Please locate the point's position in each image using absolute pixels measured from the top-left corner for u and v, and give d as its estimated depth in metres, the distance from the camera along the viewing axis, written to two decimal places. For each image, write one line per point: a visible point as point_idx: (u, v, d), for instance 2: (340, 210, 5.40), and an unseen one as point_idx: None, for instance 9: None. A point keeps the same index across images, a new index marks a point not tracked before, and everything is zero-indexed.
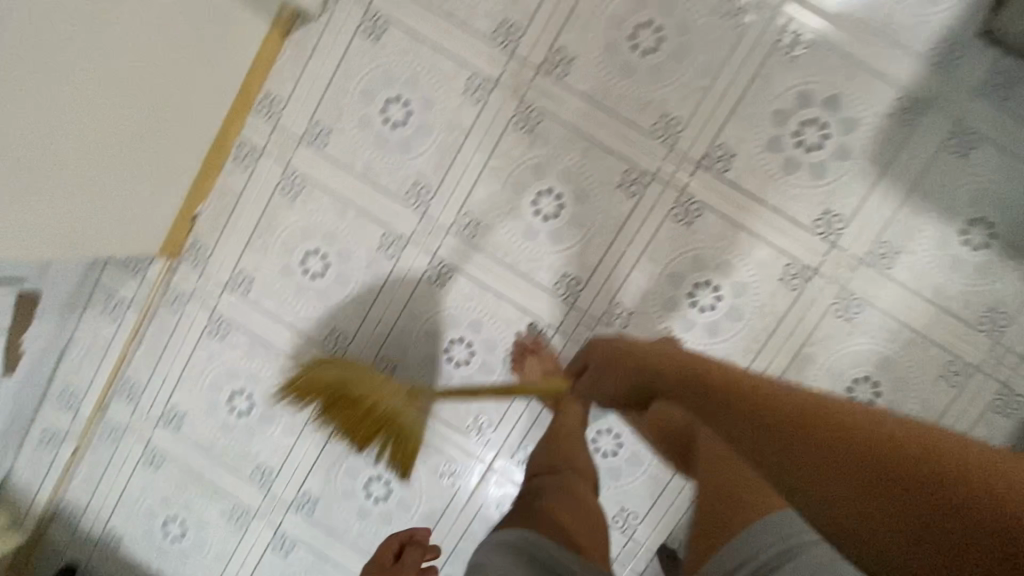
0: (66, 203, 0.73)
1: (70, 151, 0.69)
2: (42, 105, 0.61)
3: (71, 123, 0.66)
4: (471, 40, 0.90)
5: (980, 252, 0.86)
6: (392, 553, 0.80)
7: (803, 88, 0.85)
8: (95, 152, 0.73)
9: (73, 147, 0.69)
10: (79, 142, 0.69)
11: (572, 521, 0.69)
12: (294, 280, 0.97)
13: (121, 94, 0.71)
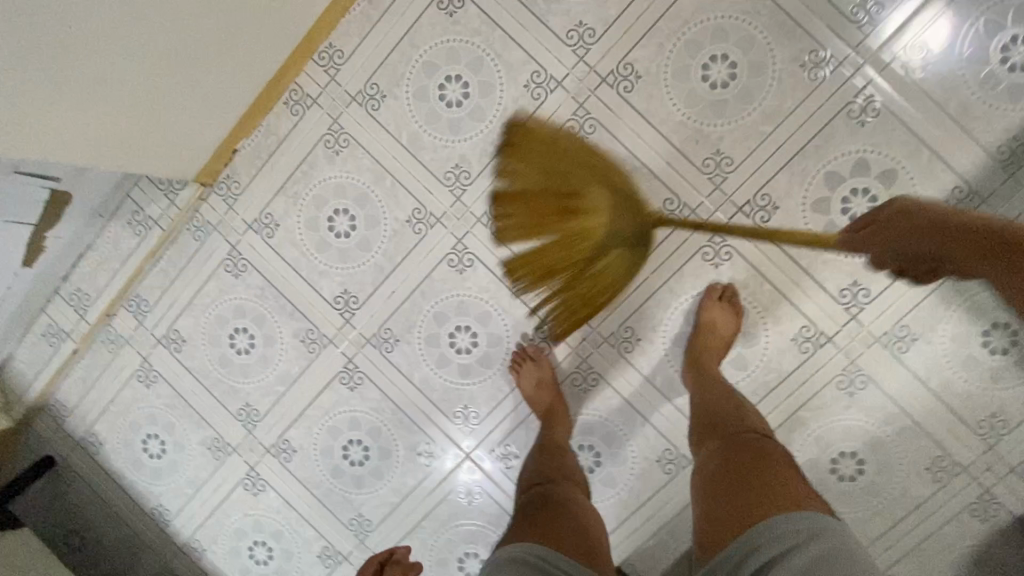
0: (112, 114, 0.74)
1: (125, 62, 0.69)
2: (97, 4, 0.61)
3: (128, 32, 0.66)
4: (544, 35, 0.89)
5: (997, 356, 0.86)
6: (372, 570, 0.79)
7: (861, 156, 0.84)
8: (155, 68, 0.73)
9: (128, 59, 0.69)
10: (140, 53, 0.70)
11: (578, 535, 0.75)
12: (318, 234, 0.97)
13: (184, 14, 0.71)
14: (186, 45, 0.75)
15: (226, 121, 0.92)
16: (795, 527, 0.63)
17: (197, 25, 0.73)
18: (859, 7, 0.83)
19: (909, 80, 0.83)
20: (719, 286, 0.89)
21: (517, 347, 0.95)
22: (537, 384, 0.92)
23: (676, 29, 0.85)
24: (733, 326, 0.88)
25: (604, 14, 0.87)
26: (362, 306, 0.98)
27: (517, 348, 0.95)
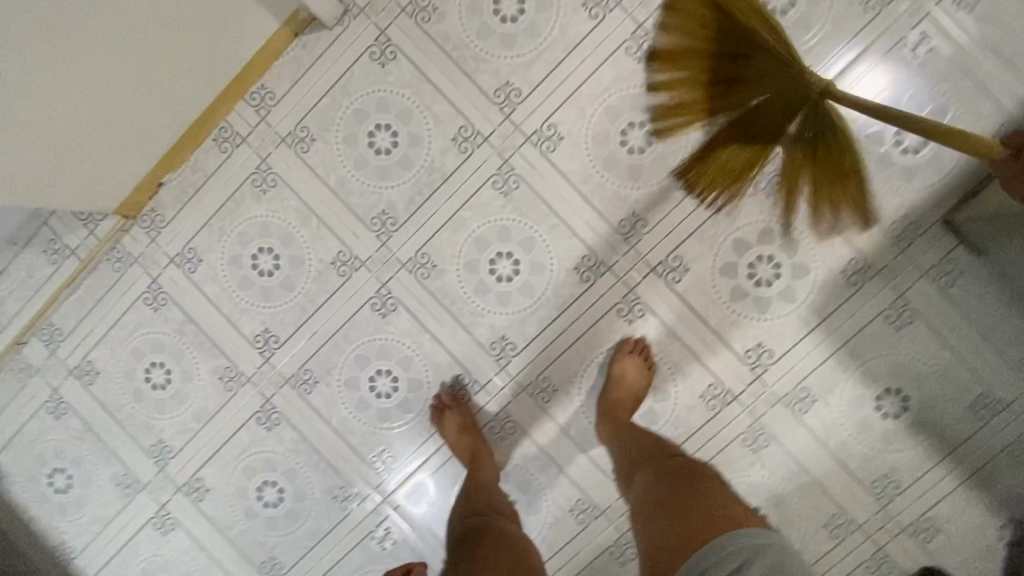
0: (27, 160, 0.73)
1: (38, 111, 0.69)
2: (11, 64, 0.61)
3: (40, 83, 0.67)
4: (472, 92, 0.91)
5: (890, 420, 0.90)
6: None
7: (766, 225, 0.89)
8: (69, 111, 0.73)
9: (42, 107, 0.69)
10: (53, 101, 0.70)
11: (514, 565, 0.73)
12: (242, 272, 0.97)
13: (101, 63, 0.71)
14: (105, 92, 0.75)
15: (149, 156, 0.92)
16: (742, 543, 0.65)
17: (115, 72, 0.74)
18: None
19: None
20: (631, 340, 0.92)
21: (435, 398, 0.95)
22: (460, 428, 0.92)
23: (597, 96, 0.90)
24: (642, 378, 0.90)
25: (530, 77, 0.90)
26: (283, 346, 0.97)
27: (436, 399, 0.96)
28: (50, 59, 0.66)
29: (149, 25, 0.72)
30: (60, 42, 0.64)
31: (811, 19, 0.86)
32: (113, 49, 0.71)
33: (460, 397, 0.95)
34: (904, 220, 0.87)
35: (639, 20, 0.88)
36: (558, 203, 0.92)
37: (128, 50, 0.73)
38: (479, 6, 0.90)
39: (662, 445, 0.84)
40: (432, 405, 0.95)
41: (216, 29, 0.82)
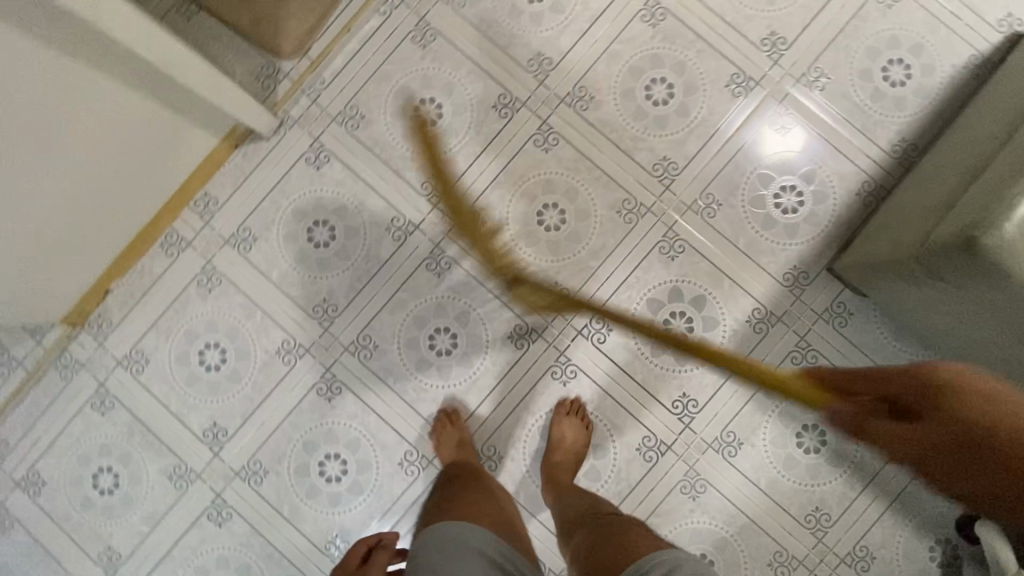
0: None
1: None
2: None
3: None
4: (401, 187, 1.01)
5: (811, 454, 0.97)
6: (359, 557, 0.79)
7: (675, 284, 0.98)
8: (12, 241, 0.79)
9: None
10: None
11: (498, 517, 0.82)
12: (190, 368, 1.00)
13: (43, 198, 0.78)
14: (47, 220, 0.81)
15: (95, 267, 0.97)
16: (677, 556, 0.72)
17: (57, 203, 0.80)
18: (659, 163, 0.99)
19: (707, 219, 0.99)
20: (568, 401, 0.98)
21: (439, 410, 0.99)
22: (458, 443, 0.95)
23: (514, 183, 1.00)
24: (580, 437, 0.95)
25: (452, 170, 1.01)
26: (232, 439, 1.00)
27: (439, 410, 0.99)
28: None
29: (94, 163, 0.80)
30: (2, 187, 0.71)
31: (689, 105, 1.00)
32: (57, 186, 0.78)
33: (459, 413, 0.99)
34: (794, 270, 0.98)
35: (542, 116, 1.00)
36: (486, 279, 1.00)
37: (70, 184, 0.79)
38: (401, 112, 1.01)
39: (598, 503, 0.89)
40: (435, 417, 0.98)
41: (161, 155, 0.89)
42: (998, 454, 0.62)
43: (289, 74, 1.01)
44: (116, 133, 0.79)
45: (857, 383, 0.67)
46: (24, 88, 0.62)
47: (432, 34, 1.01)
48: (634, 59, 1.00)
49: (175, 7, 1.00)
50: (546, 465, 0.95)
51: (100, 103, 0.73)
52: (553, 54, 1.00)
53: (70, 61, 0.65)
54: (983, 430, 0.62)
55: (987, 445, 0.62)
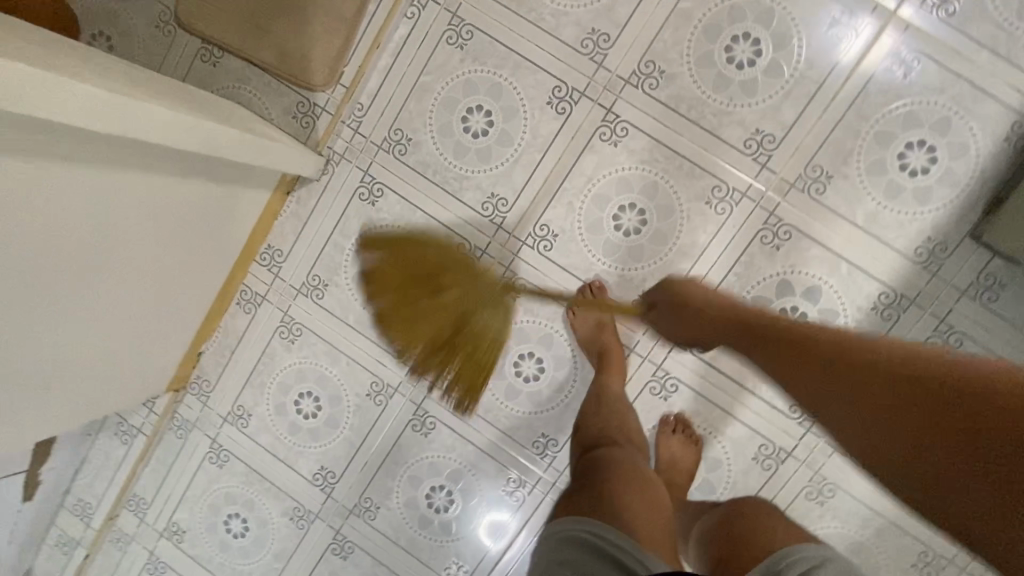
0: (88, 385, 0.82)
1: (91, 350, 0.78)
2: (57, 332, 0.69)
3: (88, 332, 0.75)
4: (462, 210, 0.94)
5: None
6: None
7: (782, 277, 0.87)
8: (118, 338, 0.81)
9: (92, 346, 0.77)
10: (101, 339, 0.78)
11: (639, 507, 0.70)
12: (289, 418, 1.03)
13: (136, 296, 0.79)
14: (143, 311, 0.83)
15: (186, 337, 0.98)
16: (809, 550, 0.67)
17: (148, 295, 0.81)
18: (750, 138, 0.85)
19: (816, 196, 0.84)
20: (671, 418, 0.92)
21: (595, 279, 0.91)
22: (596, 324, 0.89)
23: (583, 187, 0.90)
24: (693, 456, 0.89)
25: (513, 184, 0.92)
26: (341, 480, 1.03)
27: (595, 279, 0.91)
28: (94, 315, 0.73)
29: (171, 252, 0.79)
30: (96, 299, 0.72)
31: (783, 61, 0.83)
32: (144, 282, 0.78)
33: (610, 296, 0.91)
34: (928, 243, 0.83)
35: (606, 106, 0.87)
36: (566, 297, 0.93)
37: (158, 276, 0.80)
38: (449, 127, 0.92)
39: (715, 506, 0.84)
40: (588, 282, 0.91)
41: (226, 222, 0.87)
42: (919, 417, 0.41)
43: (326, 107, 0.94)
44: (184, 220, 0.77)
45: (763, 334, 0.57)
46: (76, 212, 0.59)
47: (468, 30, 0.89)
48: (708, 16, 0.84)
49: (199, 53, 0.95)
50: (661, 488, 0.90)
51: (155, 200, 0.69)
52: (609, 29, 0.86)
53: (115, 172, 0.60)
54: (861, 374, 0.46)
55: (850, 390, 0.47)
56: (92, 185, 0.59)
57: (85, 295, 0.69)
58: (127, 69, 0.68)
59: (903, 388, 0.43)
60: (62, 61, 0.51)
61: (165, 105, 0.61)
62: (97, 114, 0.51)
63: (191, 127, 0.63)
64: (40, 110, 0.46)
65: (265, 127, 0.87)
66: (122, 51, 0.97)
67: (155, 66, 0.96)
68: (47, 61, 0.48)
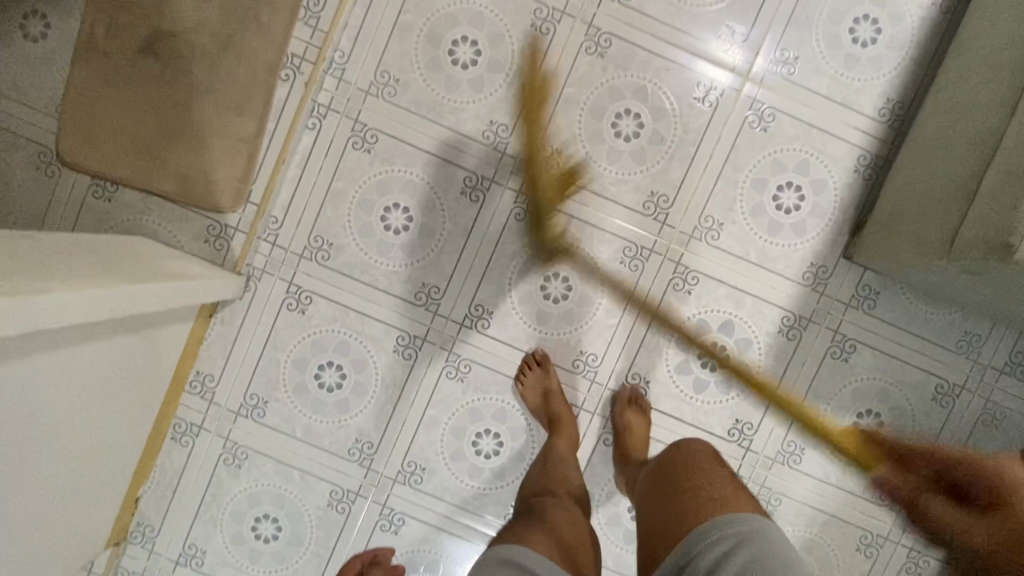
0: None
1: (25, 543, 0.71)
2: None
3: (22, 528, 0.69)
4: (395, 304, 0.95)
5: (872, 438, 0.97)
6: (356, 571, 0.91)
7: (699, 318, 0.95)
8: (51, 519, 0.75)
9: (26, 539, 0.71)
10: (35, 528, 0.72)
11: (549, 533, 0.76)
12: (248, 546, 0.98)
13: (65, 472, 0.73)
14: (73, 484, 0.77)
15: (121, 488, 0.92)
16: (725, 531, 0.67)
17: (76, 465, 0.75)
18: (648, 200, 0.94)
19: (713, 242, 0.94)
20: (625, 390, 0.96)
21: (534, 350, 0.96)
22: (543, 392, 0.93)
23: (507, 265, 0.95)
24: (646, 423, 0.93)
25: (441, 272, 0.95)
26: None
27: (534, 349, 0.96)
28: (26, 508, 0.68)
29: (94, 415, 0.74)
30: (27, 493, 0.66)
31: (663, 130, 0.93)
32: (71, 454, 0.73)
33: (552, 362, 0.96)
34: (812, 268, 0.95)
35: (515, 188, 0.93)
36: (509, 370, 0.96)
37: (83, 444, 0.75)
38: (368, 227, 0.94)
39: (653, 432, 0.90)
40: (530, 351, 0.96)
41: (148, 363, 0.83)
42: None
43: (238, 227, 0.93)
44: (103, 381, 0.73)
45: None
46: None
47: (372, 134, 0.93)
48: (591, 97, 0.92)
49: (91, 190, 0.92)
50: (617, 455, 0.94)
51: (71, 374, 0.65)
52: (505, 119, 0.92)
53: (27, 365, 0.57)
54: None
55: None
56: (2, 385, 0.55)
57: (15, 492, 0.64)
58: (13, 244, 0.64)
59: None
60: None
61: (72, 285, 0.58)
62: (4, 323, 0.48)
63: (102, 297, 0.61)
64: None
65: (177, 262, 0.85)
66: None
67: (42, 210, 0.91)
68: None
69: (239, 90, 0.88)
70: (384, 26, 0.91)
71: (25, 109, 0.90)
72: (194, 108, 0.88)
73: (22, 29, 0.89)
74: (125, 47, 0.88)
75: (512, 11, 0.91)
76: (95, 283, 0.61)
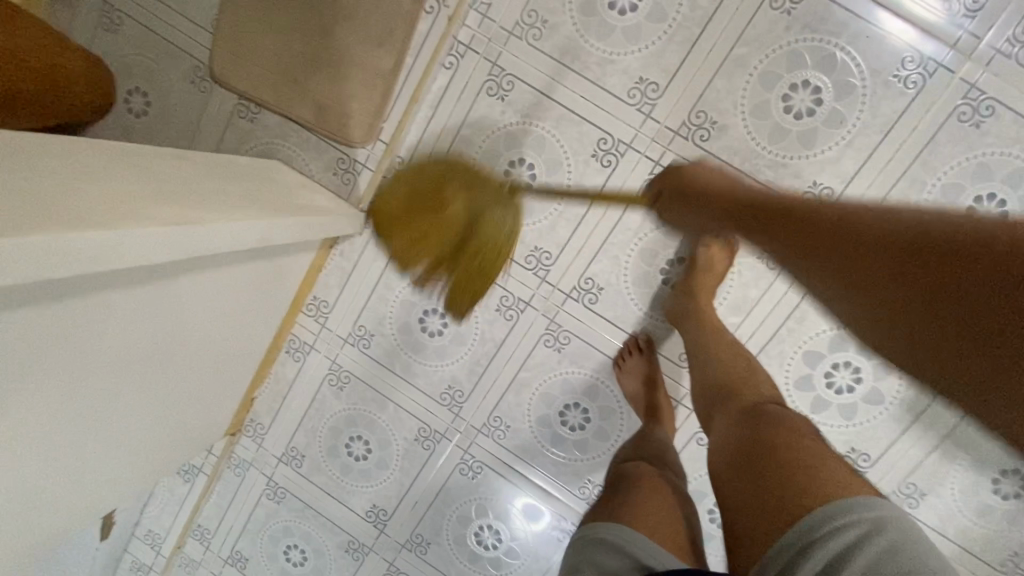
0: (158, 451, 0.86)
1: (160, 423, 0.81)
2: (128, 419, 0.72)
3: (157, 412, 0.78)
4: (507, 263, 0.93)
5: (1012, 500, 0.86)
6: None
7: (837, 332, 0.85)
8: (182, 407, 0.84)
9: (161, 421, 0.80)
10: (168, 412, 0.81)
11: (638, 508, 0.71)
12: (341, 460, 1.07)
13: (198, 370, 0.81)
14: (203, 381, 0.85)
15: (240, 387, 1.01)
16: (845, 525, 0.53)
17: (209, 366, 0.83)
18: (807, 191, 0.82)
19: None
20: None
21: (635, 334, 0.92)
22: (644, 380, 0.89)
23: (629, 241, 0.88)
24: (723, 262, 0.83)
25: (558, 237, 0.90)
26: (392, 517, 1.07)
27: (635, 334, 0.92)
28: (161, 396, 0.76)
29: (227, 327, 0.81)
30: (163, 384, 0.74)
31: (845, 111, 0.79)
32: (205, 357, 0.80)
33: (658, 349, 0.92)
34: None
35: (655, 158, 0.85)
36: (612, 349, 0.93)
37: (216, 349, 0.82)
38: None
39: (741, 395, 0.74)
40: (634, 334, 0.92)
41: (277, 285, 0.88)
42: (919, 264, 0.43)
43: (366, 163, 0.93)
44: (239, 297, 0.78)
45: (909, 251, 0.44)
46: (140, 321, 0.61)
47: (509, 80, 0.87)
48: (765, 63, 0.79)
49: (236, 110, 0.95)
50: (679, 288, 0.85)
51: (211, 289, 0.70)
52: (657, 79, 0.82)
53: (173, 280, 0.62)
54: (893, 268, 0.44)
55: (988, 340, 0.38)
56: (150, 298, 0.60)
57: (154, 383, 0.72)
58: (175, 169, 0.68)
59: (897, 252, 0.44)
60: (117, 198, 0.52)
61: (219, 213, 0.60)
62: (159, 248, 0.51)
63: (247, 228, 0.63)
64: (102, 261, 0.46)
65: (309, 192, 0.87)
66: (159, 107, 0.97)
67: (193, 122, 0.96)
68: (108, 207, 0.49)
69: (383, 20, 0.85)
70: None
71: (186, 19, 0.93)
72: (338, 36, 0.87)
73: None
74: None
75: None
76: (240, 213, 0.64)
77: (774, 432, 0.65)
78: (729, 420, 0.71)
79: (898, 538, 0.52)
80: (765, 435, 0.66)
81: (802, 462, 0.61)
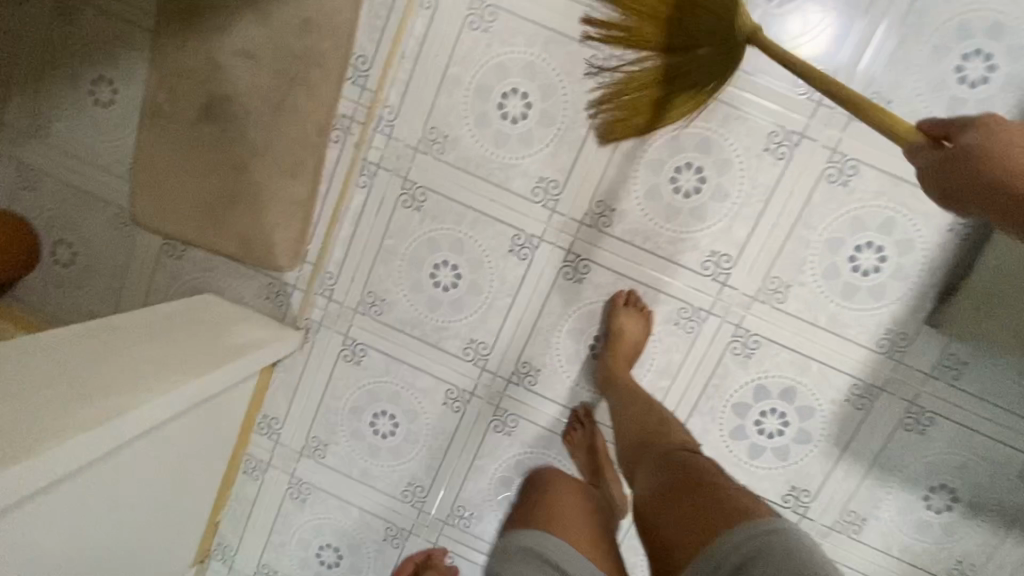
0: None
1: None
2: None
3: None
4: (446, 358, 0.97)
5: (943, 513, 0.92)
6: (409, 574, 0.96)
7: (758, 383, 0.91)
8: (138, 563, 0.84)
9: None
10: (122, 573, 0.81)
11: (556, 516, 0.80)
12: (313, 570, 1.07)
13: (147, 526, 0.82)
14: (156, 534, 0.86)
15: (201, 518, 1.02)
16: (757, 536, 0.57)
17: (158, 518, 0.84)
18: (707, 259, 0.88)
19: (778, 305, 0.88)
20: (624, 293, 0.90)
21: (577, 408, 0.96)
22: (591, 451, 0.92)
23: (556, 323, 0.93)
24: (641, 330, 0.88)
25: (490, 328, 0.95)
26: None
27: (576, 408, 0.96)
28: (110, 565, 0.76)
29: (171, 479, 0.83)
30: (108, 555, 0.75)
31: (728, 185, 0.86)
32: (152, 514, 0.81)
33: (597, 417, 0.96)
34: (889, 334, 0.87)
35: (565, 246, 0.91)
36: (557, 426, 0.97)
37: (163, 502, 0.83)
38: (419, 284, 0.95)
39: (657, 439, 0.76)
40: (577, 408, 0.96)
41: (219, 424, 0.91)
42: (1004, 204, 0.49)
43: (297, 284, 0.96)
44: (176, 451, 0.80)
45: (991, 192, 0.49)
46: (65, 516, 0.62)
47: (421, 191, 0.92)
48: (649, 152, 0.87)
49: (163, 250, 0.97)
50: (604, 359, 0.90)
51: (143, 457, 0.72)
52: (555, 176, 0.89)
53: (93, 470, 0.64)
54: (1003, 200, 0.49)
55: None
56: (70, 493, 0.61)
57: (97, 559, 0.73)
58: (95, 346, 0.72)
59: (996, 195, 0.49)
60: (29, 412, 0.57)
61: (134, 395, 0.66)
62: (70, 456, 0.56)
63: (165, 403, 0.68)
64: (6, 488, 0.50)
65: (240, 328, 0.91)
66: (87, 257, 0.99)
67: (122, 267, 0.98)
68: (18, 432, 0.53)
69: (292, 153, 0.90)
70: (432, 80, 0.88)
71: (102, 172, 0.96)
72: (252, 172, 0.91)
73: (94, 95, 0.94)
74: (185, 112, 0.91)
75: (565, 59, 0.86)
76: (158, 387, 0.69)
77: (687, 470, 0.67)
78: (647, 463, 0.73)
79: (802, 545, 0.56)
80: (679, 474, 0.67)
81: (703, 495, 0.63)
